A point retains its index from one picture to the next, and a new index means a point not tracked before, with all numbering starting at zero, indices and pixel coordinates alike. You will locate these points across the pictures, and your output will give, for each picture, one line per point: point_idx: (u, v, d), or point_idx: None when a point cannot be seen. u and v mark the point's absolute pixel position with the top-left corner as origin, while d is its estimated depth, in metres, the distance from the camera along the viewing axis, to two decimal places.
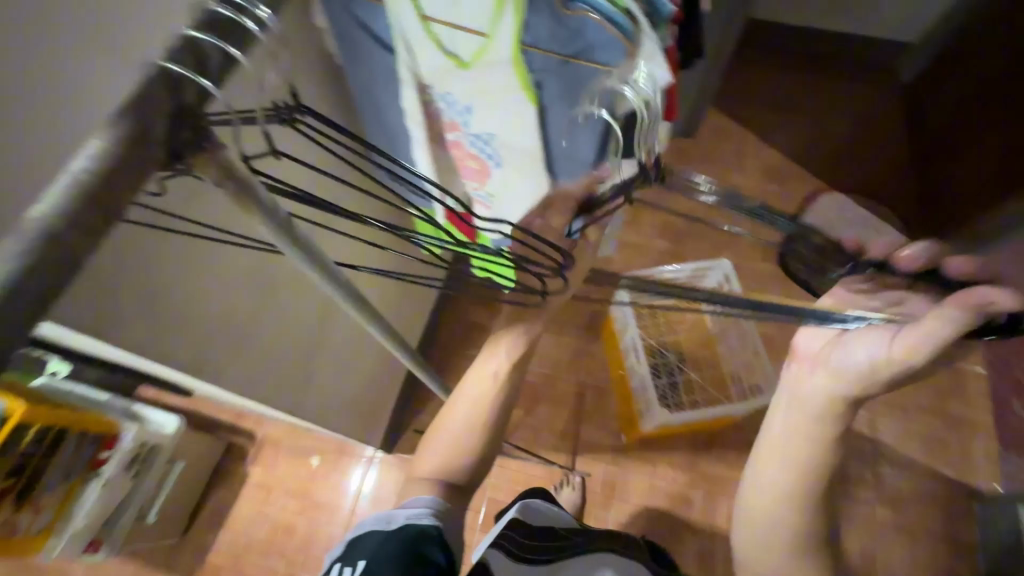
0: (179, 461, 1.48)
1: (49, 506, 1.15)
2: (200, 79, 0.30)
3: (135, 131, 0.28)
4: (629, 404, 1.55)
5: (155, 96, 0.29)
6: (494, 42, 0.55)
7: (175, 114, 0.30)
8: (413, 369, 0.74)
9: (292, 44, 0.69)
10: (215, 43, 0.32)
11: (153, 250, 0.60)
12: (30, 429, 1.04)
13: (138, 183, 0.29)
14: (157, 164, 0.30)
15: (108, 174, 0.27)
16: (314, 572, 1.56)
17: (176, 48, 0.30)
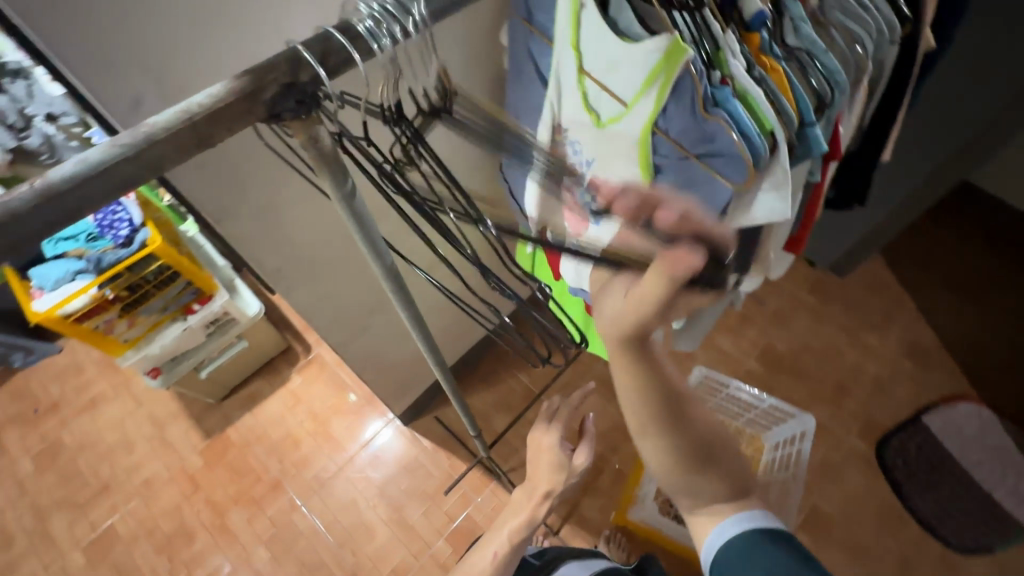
0: (243, 340, 1.68)
1: (141, 325, 1.37)
2: (319, 68, 0.36)
3: (249, 88, 0.34)
4: (632, 485, 1.49)
5: (279, 66, 0.34)
6: (630, 113, 0.58)
7: (288, 84, 0.35)
8: (436, 366, 0.78)
9: (471, 48, 0.77)
10: (345, 43, 0.37)
11: (279, 172, 0.68)
12: (155, 261, 1.26)
13: (234, 128, 0.35)
14: (257, 116, 0.35)
15: (216, 112, 0.33)
16: (296, 491, 1.66)
17: (315, 40, 0.36)
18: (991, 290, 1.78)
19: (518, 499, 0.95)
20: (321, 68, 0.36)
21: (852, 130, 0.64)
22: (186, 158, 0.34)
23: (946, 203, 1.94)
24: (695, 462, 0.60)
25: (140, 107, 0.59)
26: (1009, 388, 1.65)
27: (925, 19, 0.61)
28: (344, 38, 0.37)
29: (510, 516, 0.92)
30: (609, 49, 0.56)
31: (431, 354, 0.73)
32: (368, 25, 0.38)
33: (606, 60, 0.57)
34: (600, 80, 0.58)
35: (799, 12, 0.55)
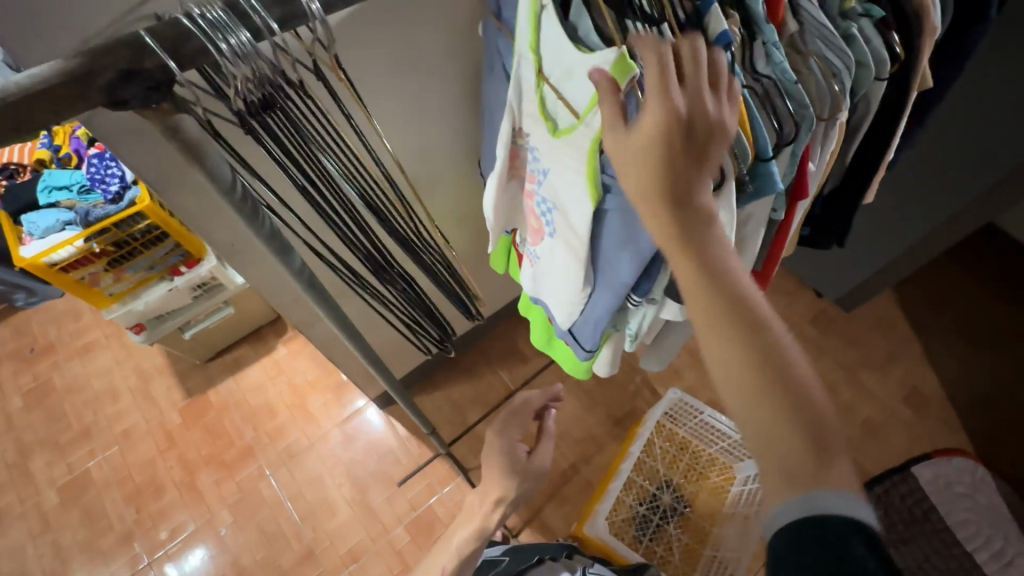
0: (230, 306, 1.70)
1: (127, 281, 1.40)
2: (168, 59, 0.34)
3: (78, 72, 0.33)
4: (592, 498, 1.43)
5: (118, 51, 0.34)
6: (581, 125, 0.54)
7: (128, 70, 0.34)
8: (374, 366, 0.75)
9: (445, 37, 0.74)
10: (199, 29, 0.36)
11: None
12: (142, 221, 1.27)
13: (66, 113, 0.33)
14: (96, 102, 0.34)
15: (36, 94, 0.32)
16: (266, 459, 1.68)
17: (164, 25, 0.35)
18: (1006, 343, 1.68)
19: (471, 504, 0.92)
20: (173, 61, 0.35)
21: (826, 168, 0.61)
22: (10, 138, 0.33)
23: (969, 246, 1.83)
24: (783, 383, 0.45)
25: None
26: (1012, 450, 1.55)
27: (921, 55, 0.56)
28: (195, 26, 0.36)
29: (461, 527, 0.89)
30: (563, 61, 0.52)
31: (366, 358, 0.71)
32: (205, 24, 0.36)
33: (562, 68, 0.53)
34: (557, 89, 0.55)
35: (772, 37, 0.50)
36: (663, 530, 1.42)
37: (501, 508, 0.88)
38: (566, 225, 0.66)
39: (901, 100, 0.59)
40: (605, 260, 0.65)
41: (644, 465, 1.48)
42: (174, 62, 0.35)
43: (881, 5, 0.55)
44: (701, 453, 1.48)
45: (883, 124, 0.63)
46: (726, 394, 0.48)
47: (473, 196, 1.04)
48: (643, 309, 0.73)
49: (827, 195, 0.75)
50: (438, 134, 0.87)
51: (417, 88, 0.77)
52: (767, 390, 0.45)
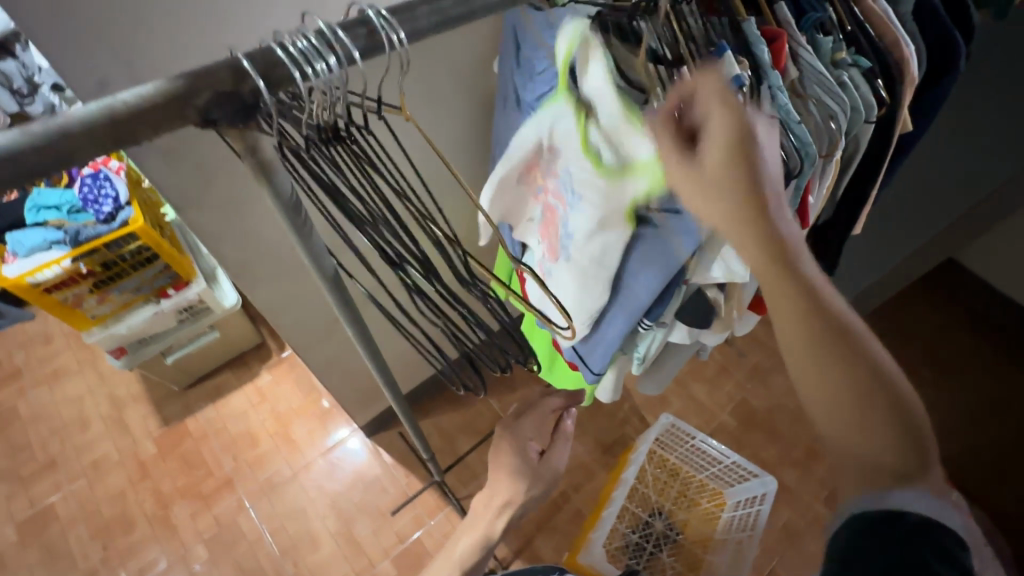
0: (214, 330, 1.66)
1: (110, 303, 1.36)
2: (258, 81, 0.35)
3: (179, 92, 0.34)
4: (585, 527, 1.42)
5: (217, 74, 0.34)
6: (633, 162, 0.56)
7: (223, 93, 0.35)
8: (384, 385, 0.76)
9: (465, 72, 0.78)
10: (286, 57, 0.36)
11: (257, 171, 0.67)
12: (133, 241, 1.25)
13: (159, 130, 0.34)
14: (189, 121, 0.35)
15: (139, 111, 0.33)
16: (245, 491, 1.62)
17: (256, 50, 0.36)
18: (971, 371, 1.78)
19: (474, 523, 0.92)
20: (262, 82, 0.35)
21: (822, 202, 0.67)
22: (104, 153, 0.33)
23: (931, 279, 1.95)
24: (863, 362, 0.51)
25: (107, 88, 0.56)
26: (981, 476, 1.61)
27: (902, 100, 0.62)
28: (285, 55, 0.36)
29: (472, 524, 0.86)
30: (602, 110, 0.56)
31: (380, 376, 0.72)
32: (294, 50, 0.36)
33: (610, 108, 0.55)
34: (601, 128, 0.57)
35: (777, 82, 0.56)
36: (657, 558, 1.41)
37: (518, 503, 0.85)
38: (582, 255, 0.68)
39: (885, 140, 0.65)
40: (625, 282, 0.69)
41: (636, 492, 1.49)
42: (264, 84, 0.35)
43: (868, 56, 0.61)
44: (691, 478, 1.50)
45: (868, 162, 0.69)
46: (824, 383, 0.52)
47: (475, 222, 1.07)
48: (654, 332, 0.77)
49: (816, 226, 0.81)
50: (451, 162, 0.90)
51: (433, 116, 0.80)
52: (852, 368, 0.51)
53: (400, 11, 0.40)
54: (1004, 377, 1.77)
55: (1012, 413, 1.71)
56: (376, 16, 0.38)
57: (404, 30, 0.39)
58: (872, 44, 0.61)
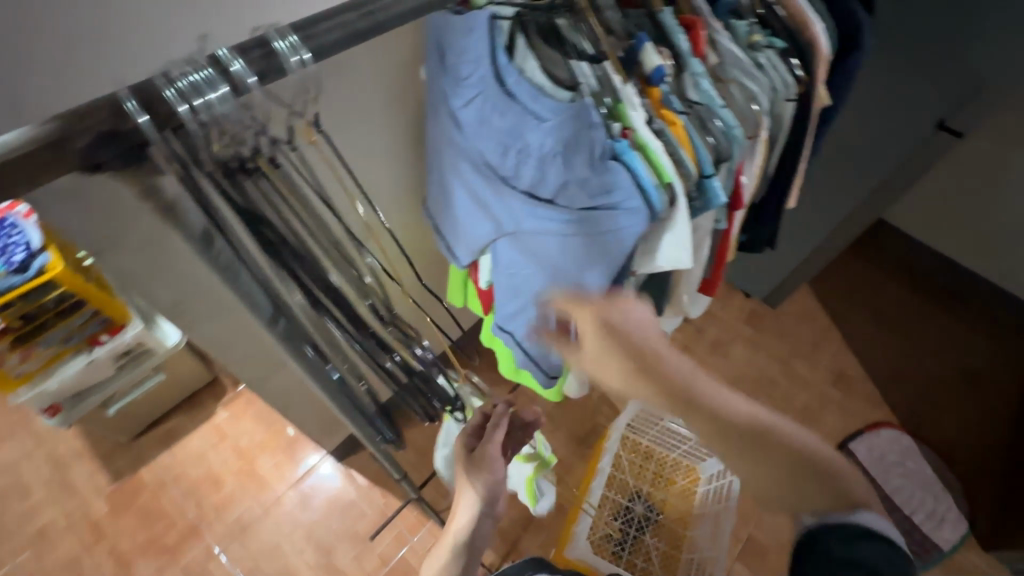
0: (160, 373, 1.56)
1: (38, 358, 1.24)
2: (139, 115, 0.33)
3: (54, 135, 0.32)
4: (568, 521, 1.42)
5: (98, 111, 0.33)
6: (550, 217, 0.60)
7: (107, 132, 0.33)
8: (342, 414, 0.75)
9: (397, 84, 0.76)
10: (171, 95, 0.35)
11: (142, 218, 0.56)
12: (55, 289, 1.14)
13: (37, 178, 0.32)
14: (71, 164, 0.33)
15: (9, 160, 0.31)
16: (213, 537, 1.53)
17: (141, 87, 0.34)
18: (907, 321, 1.90)
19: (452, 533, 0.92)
20: (146, 116, 0.34)
21: (756, 180, 0.68)
22: None
23: (865, 239, 2.06)
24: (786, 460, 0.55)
25: None
26: (927, 417, 1.72)
27: (818, 78, 0.64)
28: (171, 91, 0.35)
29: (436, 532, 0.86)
30: (523, 117, 0.57)
31: (339, 405, 0.71)
32: (182, 83, 0.35)
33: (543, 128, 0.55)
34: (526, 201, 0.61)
35: (698, 69, 0.58)
36: (640, 541, 1.44)
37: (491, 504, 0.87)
38: (519, 271, 0.69)
39: (806, 116, 0.68)
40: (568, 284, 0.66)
41: (614, 480, 1.50)
42: (148, 118, 0.34)
43: (781, 37, 0.64)
44: (665, 458, 1.53)
45: (794, 138, 0.71)
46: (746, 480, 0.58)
47: (423, 233, 1.05)
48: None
49: (754, 205, 0.83)
50: (392, 174, 0.88)
51: (365, 130, 0.78)
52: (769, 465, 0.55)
53: (302, 29, 0.39)
54: (936, 323, 1.90)
55: (947, 356, 1.83)
56: (270, 42, 0.38)
57: (308, 49, 0.39)
58: (783, 27, 0.64)
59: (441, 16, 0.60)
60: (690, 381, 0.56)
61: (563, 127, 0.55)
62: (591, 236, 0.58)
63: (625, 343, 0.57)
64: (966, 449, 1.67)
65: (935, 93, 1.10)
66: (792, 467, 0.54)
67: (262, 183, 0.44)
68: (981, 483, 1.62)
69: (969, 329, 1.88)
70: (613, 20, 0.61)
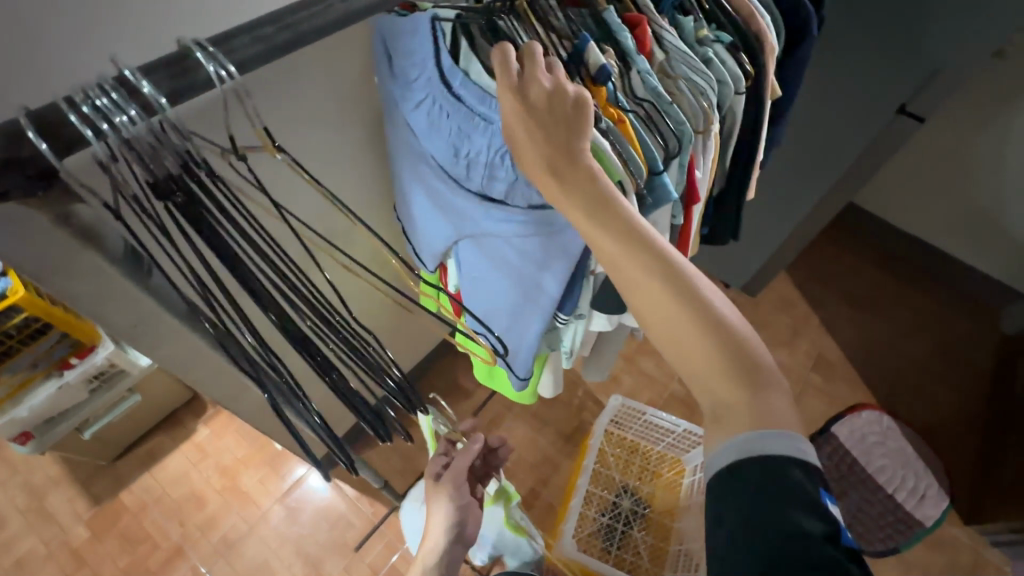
0: (136, 394, 1.53)
1: (4, 386, 1.20)
2: (41, 144, 0.31)
3: None
4: (557, 520, 1.42)
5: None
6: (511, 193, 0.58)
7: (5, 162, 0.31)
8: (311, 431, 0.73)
9: (349, 91, 0.75)
10: (75, 119, 0.32)
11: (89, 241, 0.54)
12: (19, 314, 1.10)
13: None
14: None
15: None
16: (200, 557, 1.51)
17: (43, 111, 0.32)
18: (882, 303, 1.93)
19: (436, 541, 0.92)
20: (48, 143, 0.31)
21: (711, 174, 0.69)
22: None
23: (838, 224, 2.09)
24: (702, 313, 0.47)
25: None
26: (905, 396, 1.75)
27: (766, 70, 0.65)
28: (77, 116, 0.32)
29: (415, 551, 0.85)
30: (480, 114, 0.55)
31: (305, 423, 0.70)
32: (88, 107, 0.32)
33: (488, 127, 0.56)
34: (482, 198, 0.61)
35: (644, 66, 0.58)
36: (629, 535, 1.45)
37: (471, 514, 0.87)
38: (481, 269, 0.70)
39: (758, 108, 0.68)
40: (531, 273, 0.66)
41: (600, 476, 1.51)
42: (49, 146, 0.31)
43: (728, 31, 0.64)
44: (650, 452, 1.55)
45: (748, 130, 0.71)
46: (650, 329, 0.50)
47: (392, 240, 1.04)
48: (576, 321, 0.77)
49: (714, 198, 0.83)
50: (353, 182, 0.87)
51: (318, 139, 0.76)
52: (685, 313, 0.47)
53: (222, 41, 0.37)
54: (910, 304, 1.93)
55: (922, 335, 1.86)
56: (186, 55, 0.35)
57: (233, 62, 0.37)
58: (731, 20, 0.64)
59: (388, 19, 0.59)
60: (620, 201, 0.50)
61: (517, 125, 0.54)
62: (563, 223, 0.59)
63: (561, 124, 0.50)
64: (944, 426, 1.71)
65: (893, 78, 1.12)
66: (717, 356, 0.47)
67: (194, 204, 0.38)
68: (960, 459, 1.66)
69: (942, 308, 1.92)
70: (558, 21, 0.59)
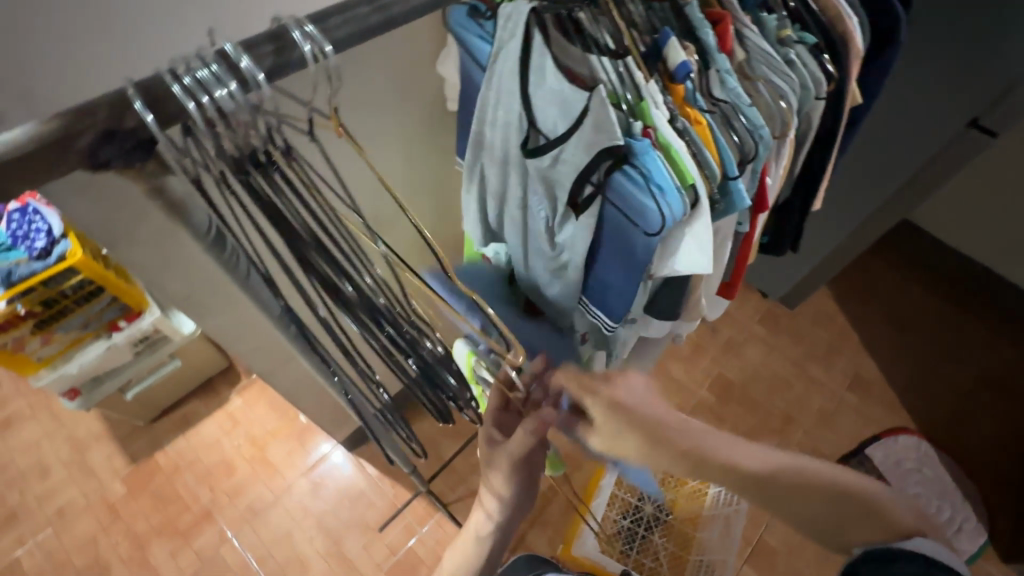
0: (176, 360, 1.59)
1: (57, 343, 1.26)
2: (146, 115, 0.31)
3: (61, 133, 0.30)
4: (576, 519, 1.42)
5: (100, 109, 0.30)
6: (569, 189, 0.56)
7: (110, 131, 0.31)
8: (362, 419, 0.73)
9: (414, 74, 0.75)
10: (178, 90, 0.32)
11: (136, 207, 0.56)
12: (77, 275, 1.15)
13: (44, 172, 0.30)
14: (74, 165, 0.31)
15: (13, 160, 0.29)
16: (225, 522, 1.56)
17: (148, 82, 0.31)
18: (930, 325, 1.84)
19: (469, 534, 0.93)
20: (151, 115, 0.31)
21: (781, 181, 0.67)
22: None
23: (889, 240, 2.01)
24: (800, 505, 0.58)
25: (5, 124, 0.47)
26: (947, 423, 1.68)
27: (850, 75, 0.62)
28: (180, 88, 0.32)
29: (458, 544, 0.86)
30: (544, 109, 0.55)
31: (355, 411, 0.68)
32: (189, 79, 0.32)
33: (558, 108, 0.54)
34: (546, 194, 0.60)
35: (725, 65, 0.56)
36: (648, 540, 1.43)
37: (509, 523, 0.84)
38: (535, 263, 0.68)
39: (836, 116, 0.65)
40: (602, 270, 0.63)
41: (623, 478, 1.49)
42: (152, 116, 0.31)
43: (813, 32, 0.61)
44: None
45: (822, 139, 0.69)
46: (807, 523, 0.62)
47: (438, 227, 1.04)
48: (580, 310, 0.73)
49: (778, 205, 0.81)
50: (412, 165, 0.87)
51: (382, 121, 0.77)
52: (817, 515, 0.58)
53: (318, 20, 0.37)
54: (960, 328, 1.84)
55: (971, 362, 1.78)
56: (286, 32, 0.35)
57: (325, 41, 0.36)
58: (816, 21, 0.61)
59: (460, 13, 0.62)
60: (700, 444, 0.60)
61: (586, 133, 0.53)
62: (622, 221, 0.56)
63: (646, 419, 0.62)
64: (987, 459, 1.62)
65: (970, 90, 1.05)
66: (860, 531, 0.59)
67: (277, 173, 0.39)
68: (1003, 495, 1.57)
69: (996, 335, 1.82)
70: (635, 14, 0.58)
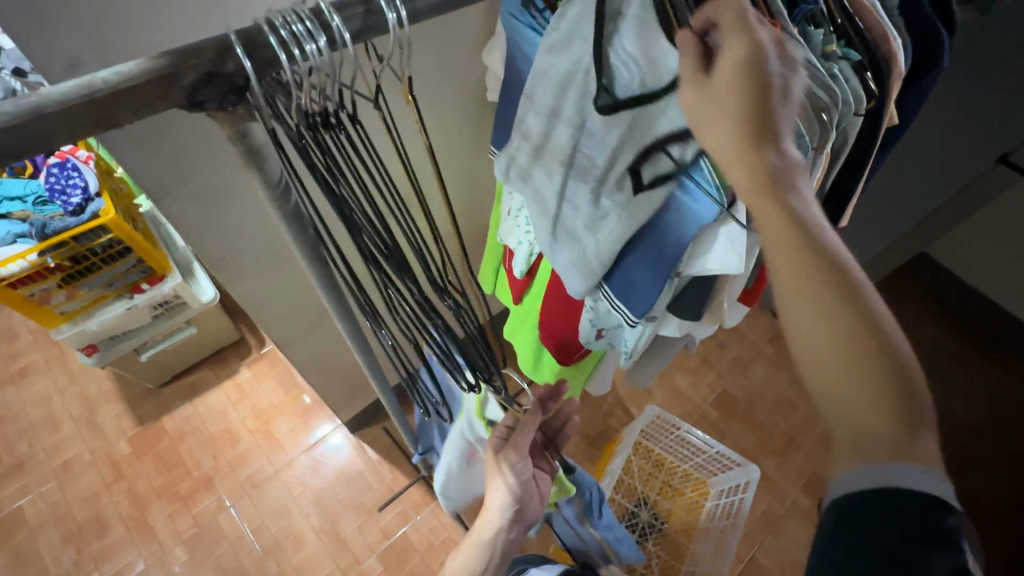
0: (191, 327, 1.61)
1: (80, 299, 1.29)
2: (245, 60, 0.33)
3: (165, 70, 0.31)
4: None
5: (203, 49, 0.32)
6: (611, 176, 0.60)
7: (210, 74, 0.33)
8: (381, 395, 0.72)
9: (461, 59, 0.77)
10: (275, 41, 0.33)
11: (191, 159, 0.60)
12: (106, 234, 1.18)
13: (147, 109, 0.32)
14: (176, 102, 0.33)
15: (122, 90, 0.30)
16: (224, 490, 1.58)
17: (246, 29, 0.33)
18: (942, 359, 1.84)
19: None
20: (251, 62, 0.33)
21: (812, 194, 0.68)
22: (83, 135, 0.31)
23: (906, 272, 2.01)
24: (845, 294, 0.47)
25: (79, 72, 0.50)
26: (952, 459, 1.67)
27: (891, 94, 0.63)
28: (276, 39, 0.34)
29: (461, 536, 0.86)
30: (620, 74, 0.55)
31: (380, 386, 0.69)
32: (285, 32, 0.34)
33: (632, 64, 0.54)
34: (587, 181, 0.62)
35: None
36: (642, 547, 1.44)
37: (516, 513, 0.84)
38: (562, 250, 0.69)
39: (873, 133, 0.66)
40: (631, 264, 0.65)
41: (621, 483, 1.51)
42: (251, 63, 0.33)
43: (858, 49, 0.62)
44: (675, 469, 1.53)
45: (857, 154, 0.70)
46: None
47: (465, 214, 1.06)
48: (602, 300, 0.73)
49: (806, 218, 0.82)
50: (448, 149, 0.89)
51: (426, 104, 0.79)
52: None
53: None
54: (972, 365, 1.83)
55: (980, 398, 1.77)
56: None
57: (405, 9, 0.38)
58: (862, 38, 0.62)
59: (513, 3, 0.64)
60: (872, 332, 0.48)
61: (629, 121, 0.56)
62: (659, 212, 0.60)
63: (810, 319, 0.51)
64: (991, 497, 1.61)
65: None
66: None
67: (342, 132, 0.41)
68: (1005, 535, 1.56)
69: (1008, 375, 1.81)
70: None
